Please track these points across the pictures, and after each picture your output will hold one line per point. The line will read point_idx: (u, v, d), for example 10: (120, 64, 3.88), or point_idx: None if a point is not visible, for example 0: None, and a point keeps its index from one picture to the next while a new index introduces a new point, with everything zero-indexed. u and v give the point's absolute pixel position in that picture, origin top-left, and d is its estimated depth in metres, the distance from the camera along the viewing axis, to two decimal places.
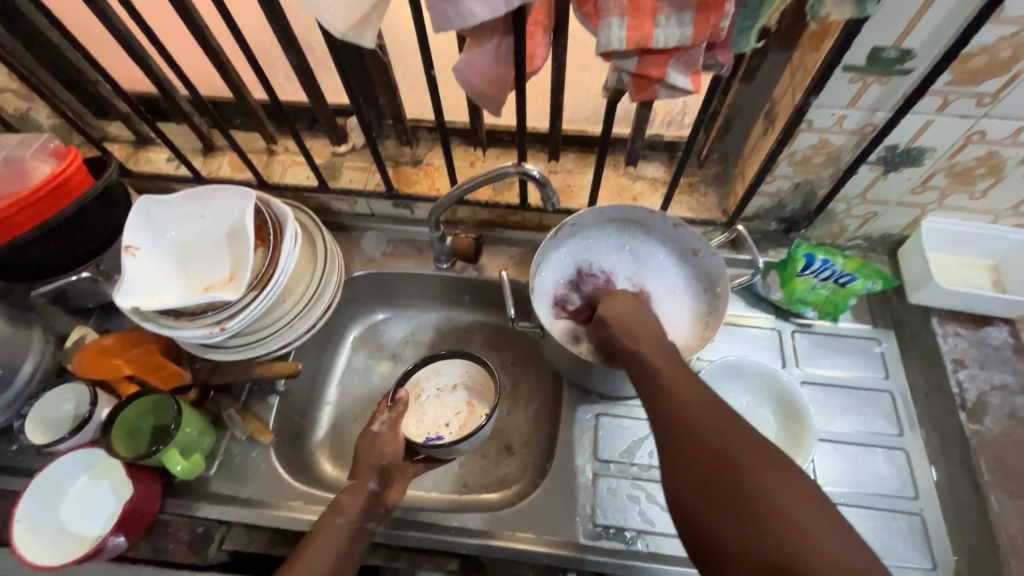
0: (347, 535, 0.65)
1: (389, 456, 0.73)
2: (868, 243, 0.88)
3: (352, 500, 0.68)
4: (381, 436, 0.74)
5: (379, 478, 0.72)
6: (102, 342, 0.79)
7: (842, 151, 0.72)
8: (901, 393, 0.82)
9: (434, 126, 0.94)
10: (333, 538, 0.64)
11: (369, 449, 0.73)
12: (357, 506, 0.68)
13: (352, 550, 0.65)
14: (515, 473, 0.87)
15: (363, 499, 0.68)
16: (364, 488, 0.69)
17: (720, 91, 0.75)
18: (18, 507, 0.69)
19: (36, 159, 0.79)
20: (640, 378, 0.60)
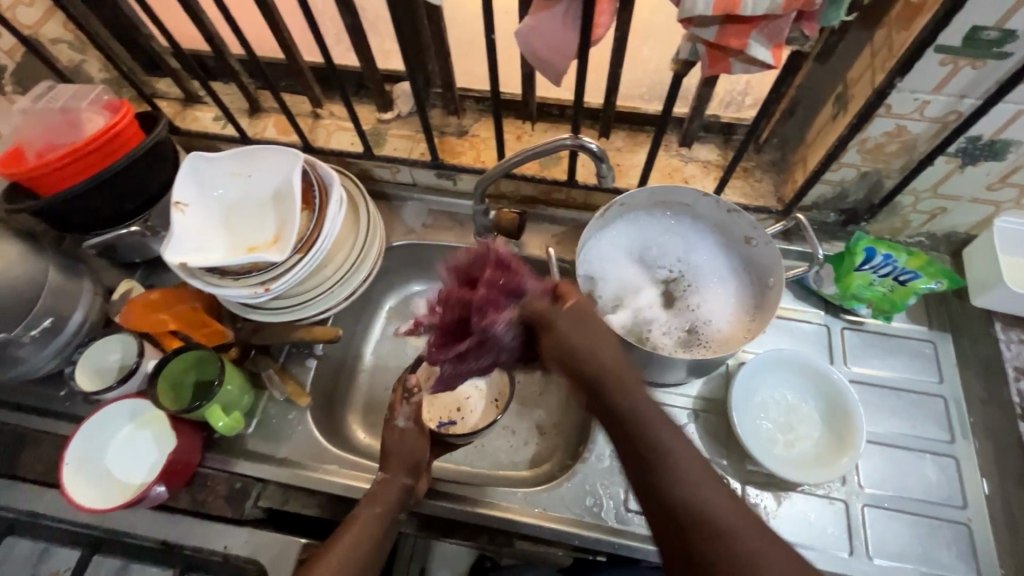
0: (382, 526, 0.66)
1: (417, 450, 0.74)
2: (931, 241, 0.83)
3: (386, 491, 0.69)
4: (407, 431, 0.75)
5: (411, 471, 0.72)
6: (148, 296, 0.81)
7: (919, 140, 0.68)
8: (954, 399, 0.78)
9: (482, 96, 0.91)
10: (369, 526, 0.65)
11: (398, 445, 0.74)
12: (391, 497, 0.69)
13: (387, 537, 0.67)
14: (545, 453, 0.87)
15: (399, 491, 0.69)
16: (397, 481, 0.70)
17: (773, 84, 0.71)
18: (67, 450, 0.71)
19: (90, 111, 0.79)
20: (577, 389, 0.56)
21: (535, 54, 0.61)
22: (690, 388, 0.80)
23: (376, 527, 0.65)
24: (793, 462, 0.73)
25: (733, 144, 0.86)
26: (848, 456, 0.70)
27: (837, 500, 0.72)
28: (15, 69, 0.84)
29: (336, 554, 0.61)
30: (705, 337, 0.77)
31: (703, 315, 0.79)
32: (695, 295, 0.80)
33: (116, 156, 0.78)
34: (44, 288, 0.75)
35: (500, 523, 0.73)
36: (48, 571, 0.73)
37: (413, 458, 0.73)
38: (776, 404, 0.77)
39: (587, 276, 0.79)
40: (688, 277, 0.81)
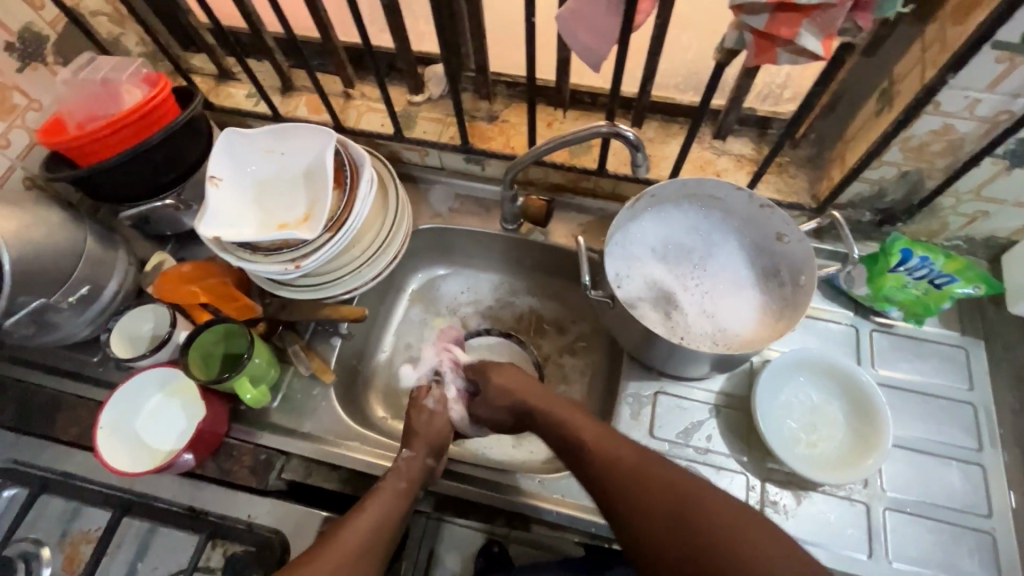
0: (403, 500, 0.68)
1: (438, 429, 0.75)
2: (969, 245, 0.81)
3: (409, 466, 0.70)
4: (433, 412, 0.77)
5: (434, 453, 0.73)
6: (180, 269, 0.82)
7: (966, 140, 0.66)
8: (984, 407, 0.77)
9: (514, 82, 0.91)
10: (392, 500, 0.67)
11: (424, 424, 0.75)
12: (415, 469, 0.71)
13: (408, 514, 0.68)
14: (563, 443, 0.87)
15: (423, 469, 0.71)
16: (420, 460, 0.71)
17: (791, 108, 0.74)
18: (101, 414, 0.74)
19: (130, 84, 0.80)
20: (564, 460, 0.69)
21: (576, 38, 0.60)
22: (713, 383, 0.79)
23: (398, 501, 0.68)
24: (814, 461, 0.72)
25: (769, 138, 0.85)
26: (873, 458, 0.69)
27: (858, 502, 0.72)
28: (56, 40, 0.85)
29: (362, 527, 0.64)
30: (733, 333, 0.77)
31: (731, 312, 0.78)
32: (722, 292, 0.80)
33: (154, 129, 0.79)
34: (82, 257, 0.76)
35: (518, 507, 0.73)
36: (80, 529, 0.76)
37: (435, 438, 0.74)
38: (799, 403, 0.76)
39: (614, 266, 0.79)
40: (714, 273, 0.81)
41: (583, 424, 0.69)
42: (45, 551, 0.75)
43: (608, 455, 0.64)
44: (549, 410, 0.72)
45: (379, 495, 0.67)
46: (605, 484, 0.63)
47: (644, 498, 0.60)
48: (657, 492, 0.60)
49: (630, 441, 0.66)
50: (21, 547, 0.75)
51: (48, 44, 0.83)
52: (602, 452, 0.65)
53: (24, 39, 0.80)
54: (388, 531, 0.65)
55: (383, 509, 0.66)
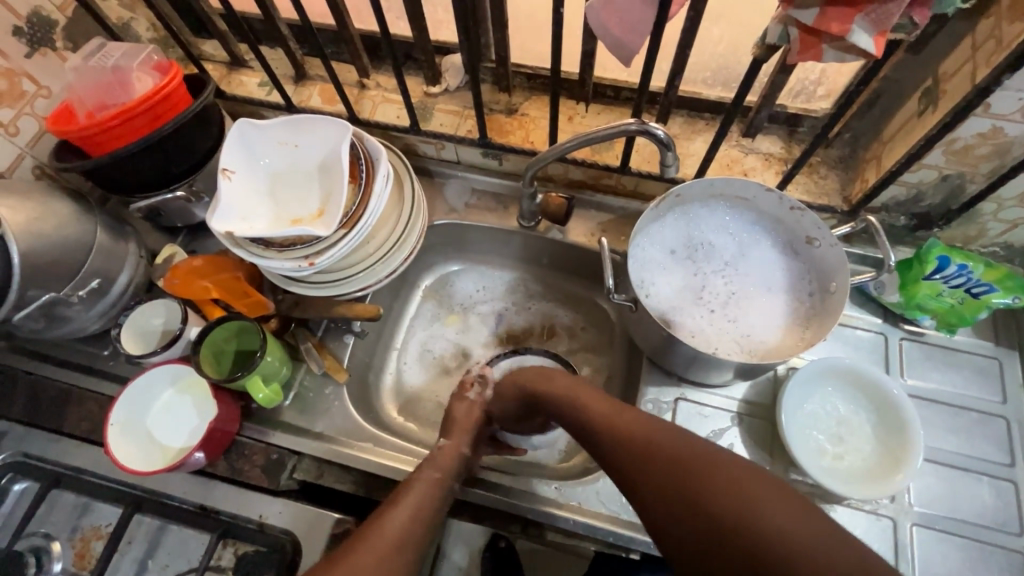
0: (440, 490, 0.67)
1: (477, 421, 0.76)
2: (1007, 252, 0.78)
3: (448, 456, 0.70)
4: (476, 401, 0.77)
5: (470, 444, 0.73)
6: (191, 263, 0.80)
7: (1015, 144, 0.62)
8: (1018, 421, 0.74)
9: (535, 73, 0.87)
10: (429, 488, 0.66)
11: (464, 414, 0.76)
12: (454, 456, 0.71)
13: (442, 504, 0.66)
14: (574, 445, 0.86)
15: (457, 459, 0.70)
16: (456, 449, 0.71)
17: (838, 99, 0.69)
18: (113, 411, 0.73)
19: (141, 71, 0.78)
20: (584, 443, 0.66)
21: (606, 30, 0.57)
22: (735, 390, 0.77)
23: (433, 490, 0.66)
24: (840, 474, 0.70)
25: (799, 137, 0.81)
26: (903, 474, 0.67)
27: (885, 517, 0.70)
28: (66, 25, 0.83)
29: (401, 514, 0.62)
30: (762, 340, 0.74)
31: (757, 318, 0.75)
32: (749, 296, 0.76)
33: (164, 119, 0.77)
34: (92, 249, 0.75)
35: (535, 515, 0.72)
36: (91, 525, 0.75)
37: (474, 430, 0.75)
38: (827, 414, 0.74)
39: (637, 268, 0.77)
40: (741, 276, 0.77)
41: (595, 402, 0.66)
42: (55, 546, 0.74)
43: (620, 429, 0.62)
44: (563, 395, 0.70)
45: (417, 484, 0.66)
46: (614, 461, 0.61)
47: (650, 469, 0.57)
48: (662, 460, 0.57)
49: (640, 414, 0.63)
50: (32, 542, 0.74)
51: (57, 29, 0.82)
52: (611, 425, 0.63)
53: (32, 24, 0.78)
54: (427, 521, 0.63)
55: (420, 497, 0.65)
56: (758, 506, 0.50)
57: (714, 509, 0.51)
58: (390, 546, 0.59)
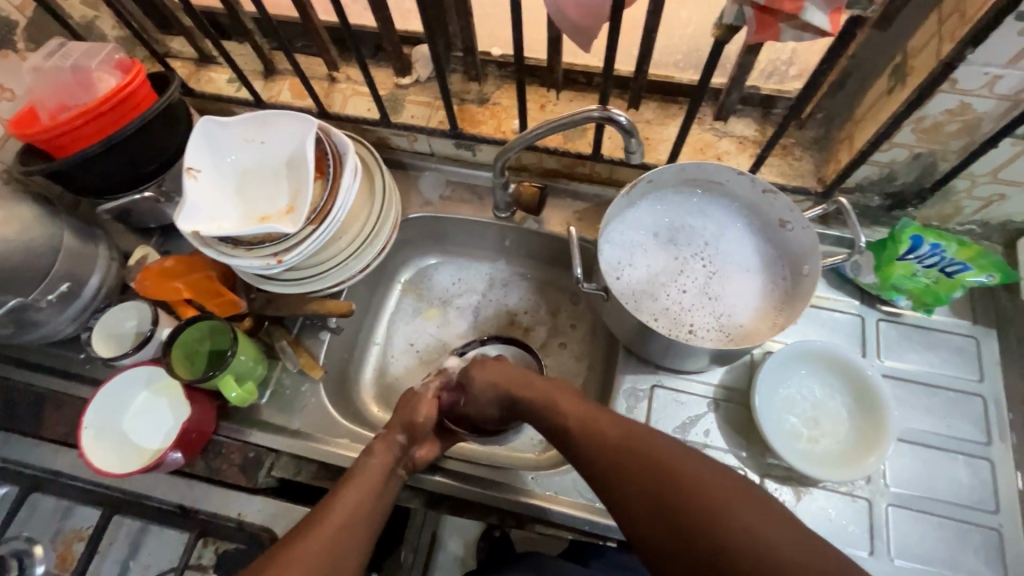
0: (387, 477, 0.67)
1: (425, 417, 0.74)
2: (984, 229, 0.77)
3: (384, 445, 0.70)
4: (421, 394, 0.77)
5: (407, 433, 0.72)
6: (162, 264, 0.80)
7: (985, 119, 0.61)
8: (994, 399, 0.74)
9: (505, 61, 0.86)
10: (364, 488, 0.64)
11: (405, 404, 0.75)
12: (388, 458, 0.69)
13: (386, 490, 0.67)
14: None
15: (393, 448, 0.70)
16: (392, 436, 0.71)
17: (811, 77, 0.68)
18: (86, 414, 0.73)
19: (102, 71, 0.76)
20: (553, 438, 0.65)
21: (563, 14, 0.56)
22: (712, 375, 0.77)
23: (380, 482, 0.66)
24: (815, 457, 0.70)
25: (773, 119, 0.80)
26: (876, 457, 0.67)
27: (861, 498, 0.70)
28: (27, 26, 0.81)
29: (336, 519, 0.60)
30: (736, 327, 0.73)
31: (732, 303, 0.75)
32: (725, 278, 0.76)
33: (129, 118, 0.76)
34: (60, 253, 0.74)
35: (513, 504, 0.72)
36: (72, 528, 0.75)
37: (415, 420, 0.73)
38: (803, 398, 0.74)
39: (610, 256, 0.76)
40: (722, 258, 0.77)
41: (571, 406, 0.64)
42: (37, 550, 0.74)
43: (593, 432, 0.61)
44: (528, 399, 0.69)
45: (353, 487, 0.64)
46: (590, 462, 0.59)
47: (626, 477, 0.56)
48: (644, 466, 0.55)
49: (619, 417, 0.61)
50: (13, 546, 0.75)
51: (17, 30, 0.80)
52: (585, 430, 0.61)
53: None
54: (370, 515, 0.63)
55: (359, 499, 0.63)
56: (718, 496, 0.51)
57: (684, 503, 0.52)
58: (333, 537, 0.59)
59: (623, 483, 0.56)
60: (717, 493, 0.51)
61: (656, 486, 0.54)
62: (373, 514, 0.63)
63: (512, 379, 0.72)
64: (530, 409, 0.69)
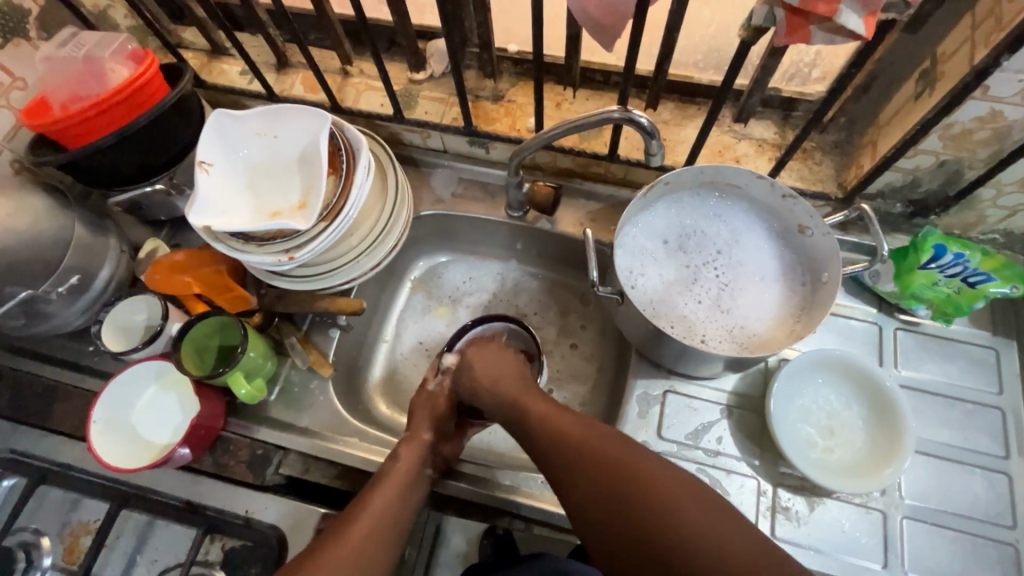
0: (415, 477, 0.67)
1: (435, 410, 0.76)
2: (1007, 239, 0.75)
3: (410, 448, 0.70)
4: (437, 394, 0.77)
5: (433, 430, 0.73)
6: (173, 257, 0.80)
7: (1015, 128, 0.60)
8: (1014, 412, 0.72)
9: (521, 58, 0.85)
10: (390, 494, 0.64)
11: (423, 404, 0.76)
12: (413, 459, 0.69)
13: (415, 490, 0.67)
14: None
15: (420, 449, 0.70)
16: (418, 437, 0.71)
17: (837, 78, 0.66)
18: (94, 408, 0.72)
19: (114, 61, 0.75)
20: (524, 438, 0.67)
21: (586, 12, 0.55)
22: (726, 382, 0.76)
23: (408, 483, 0.66)
24: (829, 468, 0.69)
25: (793, 122, 0.79)
26: (892, 468, 0.66)
27: (875, 510, 0.69)
28: (39, 14, 0.80)
29: (364, 524, 0.61)
30: (751, 333, 0.72)
31: (748, 309, 0.73)
32: (745, 283, 0.75)
33: (141, 110, 0.75)
34: (71, 245, 0.74)
35: (520, 507, 0.72)
36: (80, 521, 0.75)
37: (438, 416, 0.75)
38: (818, 407, 0.73)
39: (625, 258, 0.75)
40: (738, 263, 0.75)
41: (540, 404, 0.67)
42: (44, 542, 0.74)
43: (553, 428, 0.64)
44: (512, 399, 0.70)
45: (382, 488, 0.64)
46: (555, 466, 0.62)
47: (580, 470, 0.59)
48: (597, 468, 0.58)
49: (582, 418, 0.64)
50: (21, 537, 0.75)
51: (30, 18, 0.80)
52: (547, 424, 0.64)
53: (2, 13, 0.76)
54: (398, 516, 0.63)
55: (386, 501, 0.64)
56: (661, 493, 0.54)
57: (632, 500, 0.54)
58: (360, 543, 0.59)
59: (583, 490, 0.58)
60: (659, 491, 0.54)
61: (608, 489, 0.56)
62: (401, 516, 0.64)
63: (496, 372, 0.74)
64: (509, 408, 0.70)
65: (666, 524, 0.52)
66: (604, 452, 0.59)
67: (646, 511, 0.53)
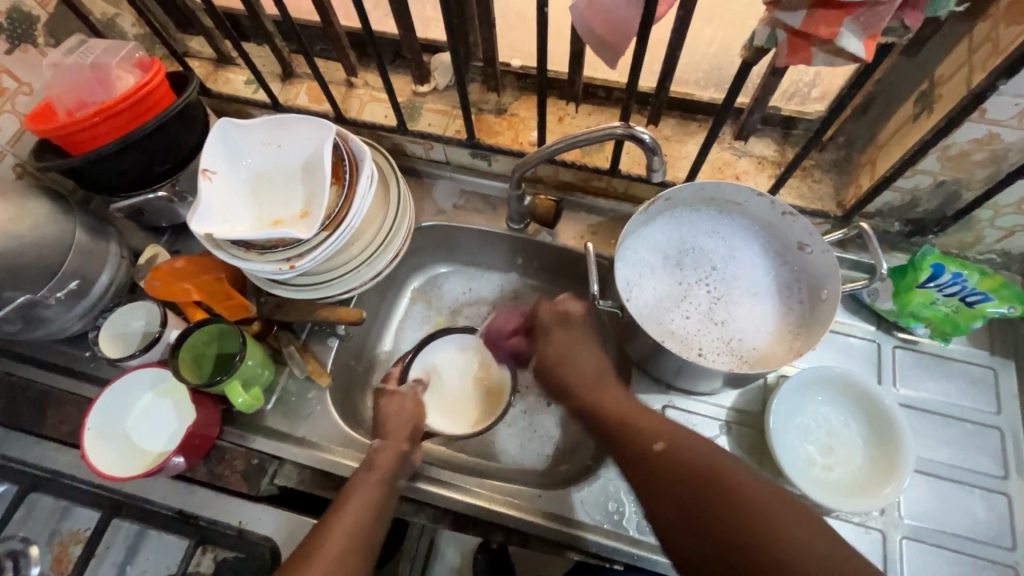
0: (383, 493, 0.66)
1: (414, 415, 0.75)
2: (1004, 259, 0.76)
3: (386, 457, 0.68)
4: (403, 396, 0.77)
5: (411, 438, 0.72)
6: (173, 264, 0.79)
7: (1012, 150, 0.60)
8: (1012, 433, 0.72)
9: (525, 73, 0.85)
10: (359, 516, 0.63)
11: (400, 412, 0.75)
12: (387, 471, 0.67)
13: (384, 509, 0.66)
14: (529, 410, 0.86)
15: (396, 460, 0.68)
16: (394, 449, 0.69)
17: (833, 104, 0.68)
18: (89, 415, 0.72)
19: (122, 68, 0.76)
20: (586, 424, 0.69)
21: (590, 30, 0.55)
22: (725, 398, 0.76)
23: (376, 497, 0.65)
24: (828, 486, 0.68)
25: (793, 140, 0.80)
26: (891, 487, 0.66)
27: (874, 529, 0.68)
28: (48, 21, 0.81)
29: (329, 550, 0.60)
30: (750, 350, 0.72)
31: (747, 325, 0.74)
32: (744, 298, 0.75)
33: (146, 117, 0.76)
34: (70, 249, 0.74)
35: (517, 523, 0.71)
36: (69, 529, 0.74)
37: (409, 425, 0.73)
38: (817, 425, 0.73)
39: (626, 272, 0.75)
40: (736, 280, 0.76)
41: (609, 397, 0.68)
42: (33, 550, 0.73)
43: (635, 429, 0.63)
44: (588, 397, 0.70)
45: (348, 508, 0.63)
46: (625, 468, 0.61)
47: (665, 478, 0.58)
48: (684, 478, 0.57)
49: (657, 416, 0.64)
50: (8, 546, 0.73)
51: (39, 25, 0.80)
52: (622, 422, 0.64)
53: (12, 19, 0.77)
54: (366, 539, 0.62)
55: (354, 522, 0.62)
56: (754, 503, 0.53)
57: (724, 513, 0.53)
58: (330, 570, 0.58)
59: (660, 503, 0.57)
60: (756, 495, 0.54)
61: (700, 500, 0.55)
62: (369, 537, 0.63)
63: (559, 356, 0.74)
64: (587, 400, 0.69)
65: (768, 532, 0.51)
66: (690, 455, 0.58)
67: (733, 519, 0.53)
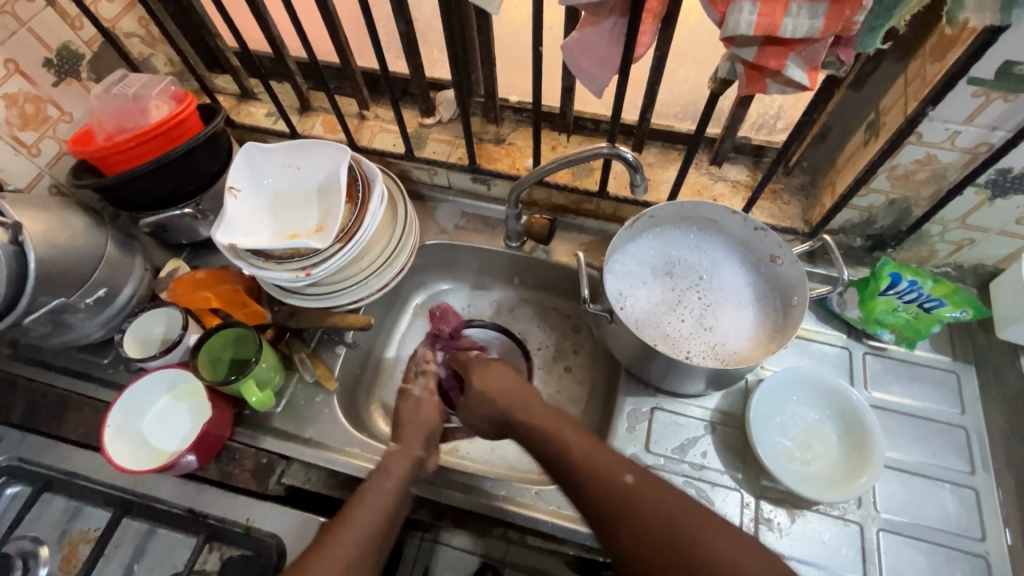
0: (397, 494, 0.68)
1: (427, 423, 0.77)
2: (959, 272, 0.84)
3: (399, 467, 0.70)
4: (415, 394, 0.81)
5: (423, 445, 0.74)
6: (194, 275, 0.86)
7: (950, 169, 0.69)
8: (977, 431, 0.78)
9: (522, 108, 0.95)
10: (371, 516, 0.64)
11: (409, 409, 0.78)
12: (400, 473, 0.70)
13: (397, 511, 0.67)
14: None
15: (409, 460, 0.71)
16: (410, 453, 0.72)
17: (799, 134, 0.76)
18: (109, 414, 0.75)
19: (159, 99, 0.84)
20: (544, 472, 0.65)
21: (580, 65, 0.64)
22: (710, 400, 0.81)
23: (390, 496, 0.67)
24: (807, 478, 0.73)
25: (763, 166, 0.88)
26: (867, 477, 0.70)
27: (853, 522, 0.72)
28: (91, 59, 0.90)
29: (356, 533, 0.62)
30: (729, 352, 0.78)
31: (727, 330, 0.80)
32: (723, 307, 0.81)
33: (177, 142, 0.83)
34: (101, 260, 0.79)
35: (516, 518, 0.74)
36: (80, 529, 0.76)
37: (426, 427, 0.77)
38: (795, 424, 0.78)
39: (615, 282, 0.82)
40: (715, 291, 0.83)
41: (571, 438, 0.65)
42: (43, 550, 0.75)
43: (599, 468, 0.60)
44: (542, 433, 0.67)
45: (367, 503, 0.65)
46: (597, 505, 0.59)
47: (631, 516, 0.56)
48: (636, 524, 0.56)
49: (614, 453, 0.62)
50: (19, 545, 0.75)
51: (84, 62, 0.89)
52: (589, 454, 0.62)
53: (61, 56, 0.86)
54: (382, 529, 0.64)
55: (372, 514, 0.64)
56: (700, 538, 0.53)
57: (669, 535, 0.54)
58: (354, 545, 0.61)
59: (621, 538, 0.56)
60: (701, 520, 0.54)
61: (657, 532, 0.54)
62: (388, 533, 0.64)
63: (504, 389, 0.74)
64: (557, 447, 0.64)
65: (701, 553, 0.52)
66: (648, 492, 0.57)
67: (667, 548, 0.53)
